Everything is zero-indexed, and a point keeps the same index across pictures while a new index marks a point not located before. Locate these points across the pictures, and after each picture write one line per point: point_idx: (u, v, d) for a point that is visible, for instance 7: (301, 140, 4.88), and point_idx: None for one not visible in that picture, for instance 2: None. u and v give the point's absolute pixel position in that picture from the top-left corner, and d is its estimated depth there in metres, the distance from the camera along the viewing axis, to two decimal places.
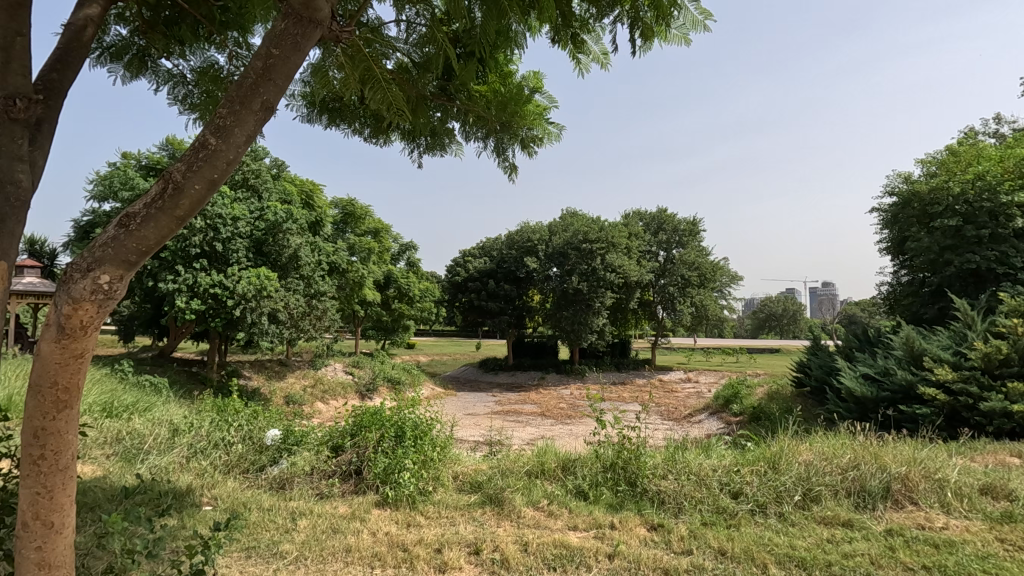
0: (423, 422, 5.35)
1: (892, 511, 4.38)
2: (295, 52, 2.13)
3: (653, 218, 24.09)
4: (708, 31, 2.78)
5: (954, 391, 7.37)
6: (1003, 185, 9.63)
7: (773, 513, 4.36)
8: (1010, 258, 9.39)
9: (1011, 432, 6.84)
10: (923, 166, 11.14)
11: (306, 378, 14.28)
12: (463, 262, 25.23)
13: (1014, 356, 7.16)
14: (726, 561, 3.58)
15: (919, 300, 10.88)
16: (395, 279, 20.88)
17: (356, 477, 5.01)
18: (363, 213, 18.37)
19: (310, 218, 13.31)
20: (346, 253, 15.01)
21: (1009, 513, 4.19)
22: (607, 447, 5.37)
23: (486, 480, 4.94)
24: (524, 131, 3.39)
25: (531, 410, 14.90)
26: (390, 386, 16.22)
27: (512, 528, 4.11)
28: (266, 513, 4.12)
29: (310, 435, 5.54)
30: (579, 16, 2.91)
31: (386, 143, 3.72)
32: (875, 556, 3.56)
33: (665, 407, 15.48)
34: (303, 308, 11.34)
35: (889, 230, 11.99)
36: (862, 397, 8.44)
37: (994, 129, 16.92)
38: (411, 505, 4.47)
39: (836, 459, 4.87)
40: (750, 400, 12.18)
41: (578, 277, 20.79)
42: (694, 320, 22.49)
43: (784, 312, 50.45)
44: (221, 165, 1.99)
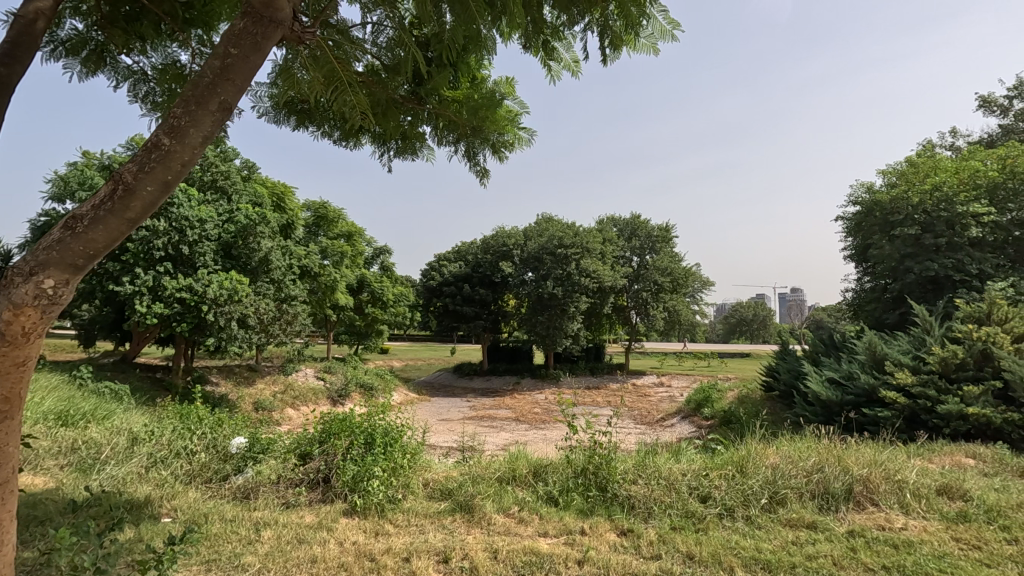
0: (394, 429, 5.31)
1: (854, 512, 4.48)
2: (255, 52, 2.09)
3: (626, 224, 24.45)
4: (677, 40, 2.83)
5: (914, 394, 7.62)
6: (959, 195, 10.01)
7: (740, 517, 4.42)
8: (966, 265, 9.74)
9: (966, 435, 7.08)
10: (885, 176, 11.50)
11: (277, 384, 13.99)
12: (438, 266, 25.05)
13: (970, 361, 7.45)
14: (694, 565, 3.60)
15: (880, 306, 11.18)
16: (368, 283, 20.62)
17: (323, 485, 4.90)
18: (336, 216, 18.18)
19: (281, 220, 13.09)
20: (318, 257, 14.74)
21: (964, 513, 4.34)
22: (579, 452, 5.39)
23: (456, 487, 4.88)
24: (495, 137, 3.38)
25: (505, 415, 14.87)
26: (362, 392, 15.99)
27: (482, 535, 4.07)
28: (228, 524, 3.99)
29: (276, 442, 5.43)
30: (550, 23, 2.89)
31: (355, 146, 3.66)
32: (837, 557, 3.64)
33: (638, 411, 15.61)
34: (273, 313, 11.11)
35: (854, 238, 12.35)
36: (827, 400, 8.62)
37: (951, 140, 17.64)
38: (381, 514, 4.40)
39: (801, 462, 4.97)
40: (721, 404, 12.36)
41: (553, 282, 20.82)
42: (668, 325, 22.73)
43: (754, 317, 51.47)
44: (176, 167, 1.94)
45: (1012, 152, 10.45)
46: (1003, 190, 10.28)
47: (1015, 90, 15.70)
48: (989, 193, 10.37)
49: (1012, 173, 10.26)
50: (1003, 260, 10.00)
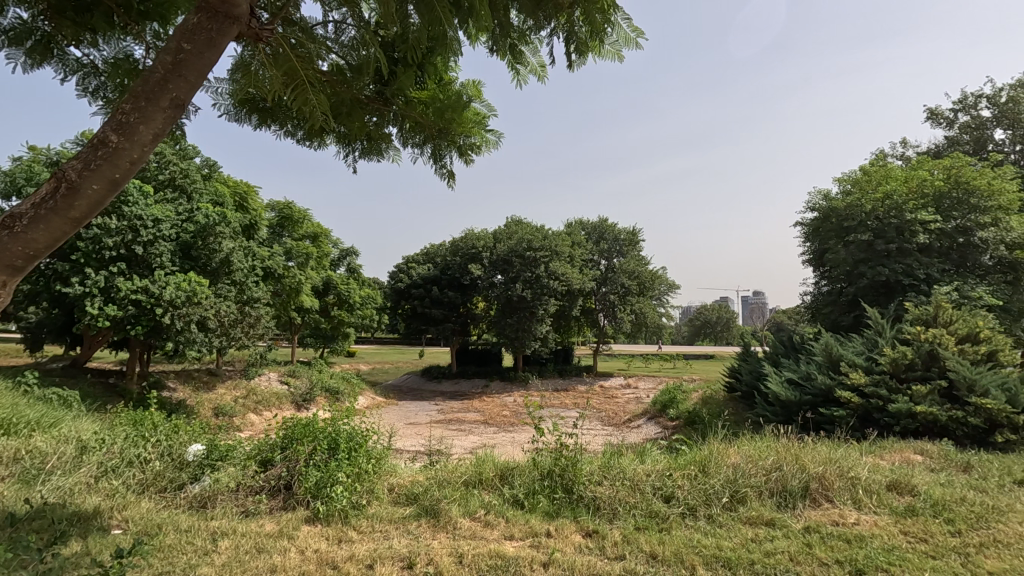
0: (359, 434, 5.24)
1: (810, 509, 4.62)
2: (209, 49, 2.04)
3: (594, 227, 24.76)
4: (641, 48, 2.88)
5: (867, 394, 7.93)
6: (908, 204, 10.49)
7: (702, 516, 4.50)
8: (915, 270, 10.18)
9: (915, 433, 7.40)
10: (840, 184, 11.93)
11: (238, 388, 13.58)
12: (407, 268, 24.79)
13: (918, 361, 7.81)
14: (657, 564, 3.66)
15: (836, 309, 11.59)
16: (335, 286, 20.27)
17: (285, 492, 4.78)
18: (302, 217, 17.82)
19: (244, 220, 12.76)
20: (282, 258, 14.40)
21: (912, 508, 4.53)
22: (545, 454, 5.42)
23: (422, 491, 4.83)
24: (462, 139, 3.37)
25: (474, 418, 14.81)
26: (328, 396, 15.70)
27: (447, 540, 4.04)
28: (183, 535, 3.86)
29: (236, 449, 5.27)
30: (517, 28, 2.90)
31: (320, 146, 3.60)
32: (794, 553, 3.75)
33: (606, 412, 15.77)
34: (234, 316, 10.82)
35: (811, 242, 12.80)
36: (786, 401, 8.86)
37: (902, 150, 18.41)
38: (344, 520, 4.31)
39: (760, 461, 5.10)
40: (685, 405, 12.61)
41: (522, 285, 20.86)
42: (634, 328, 23.03)
43: (718, 319, 52.84)
44: (124, 165, 1.87)
45: (956, 163, 10.98)
46: (949, 199, 10.81)
47: (960, 104, 16.52)
48: (935, 202, 10.89)
49: (956, 183, 10.79)
50: (948, 265, 10.48)
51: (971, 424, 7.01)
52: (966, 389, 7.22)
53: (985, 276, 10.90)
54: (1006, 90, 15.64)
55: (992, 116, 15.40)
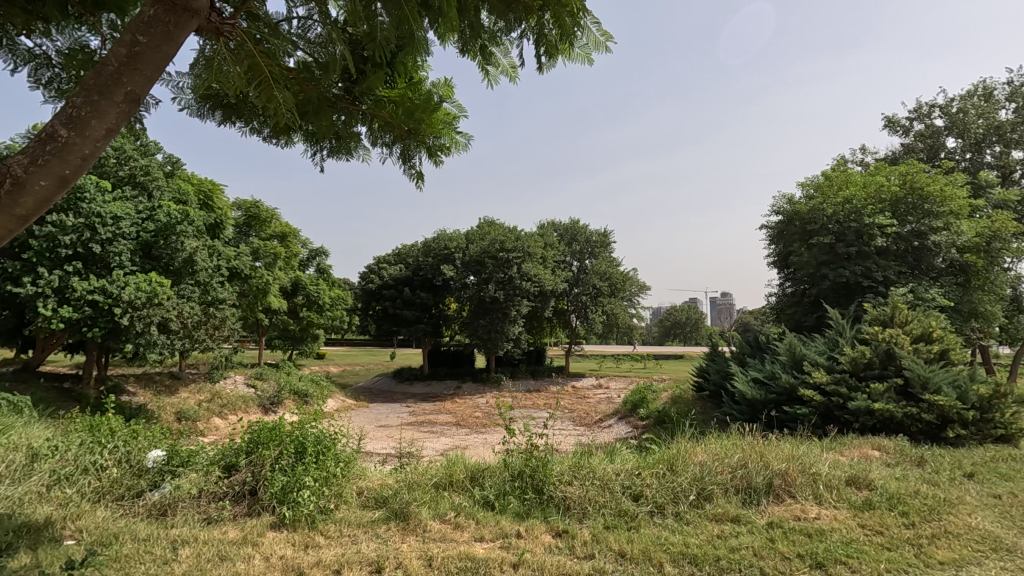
0: (327, 437, 5.15)
1: (773, 505, 4.75)
2: (167, 42, 1.98)
3: (566, 229, 24.92)
4: (610, 52, 2.91)
5: (828, 392, 8.17)
6: (867, 208, 10.87)
7: (670, 514, 4.57)
8: (873, 272, 10.54)
9: (873, 429, 7.68)
10: (803, 189, 12.28)
11: (202, 392, 13.19)
12: (378, 269, 24.49)
13: (876, 360, 8.10)
14: (625, 562, 3.71)
15: (800, 310, 11.93)
16: (303, 286, 19.91)
17: (250, 498, 4.66)
18: (269, 216, 17.42)
19: (208, 219, 12.41)
20: (249, 258, 14.05)
21: (869, 501, 4.70)
22: (516, 455, 5.42)
23: (391, 494, 4.77)
24: (431, 139, 3.36)
25: (446, 420, 14.73)
26: (296, 399, 15.40)
27: (416, 542, 4.00)
28: (141, 544, 3.73)
29: (198, 454, 5.11)
30: (488, 29, 2.89)
31: (287, 144, 3.53)
32: (758, 548, 3.84)
33: (577, 413, 15.86)
34: (198, 317, 10.53)
35: (776, 245, 13.14)
36: (752, 399, 9.05)
37: (861, 157, 19.06)
38: (311, 525, 4.24)
39: (726, 459, 5.20)
40: (655, 405, 12.79)
41: (495, 286, 20.84)
42: (606, 328, 23.26)
43: (688, 320, 53.85)
44: (75, 160, 1.80)
45: (911, 169, 11.43)
46: (904, 205, 11.24)
47: (915, 113, 17.20)
48: (892, 207, 11.31)
49: (912, 189, 11.22)
50: (904, 267, 10.88)
51: (924, 420, 7.33)
52: (919, 386, 7.54)
53: (938, 278, 11.37)
54: (957, 100, 16.35)
55: (944, 125, 16.08)
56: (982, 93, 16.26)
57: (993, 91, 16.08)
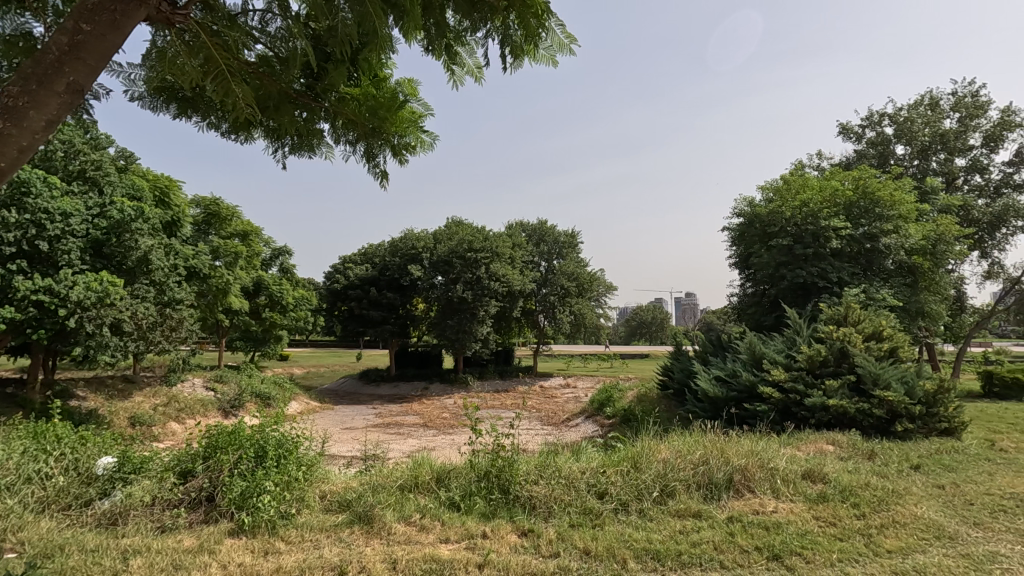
0: (289, 440, 5.03)
1: (733, 499, 4.87)
2: (113, 31, 1.90)
3: (534, 229, 25.02)
4: (574, 55, 2.92)
5: (786, 389, 8.43)
6: (823, 212, 11.27)
7: (634, 511, 4.64)
8: (828, 273, 10.93)
9: (828, 424, 7.96)
10: (763, 192, 12.64)
11: (158, 395, 12.71)
12: (343, 268, 24.08)
13: (830, 358, 8.40)
14: (590, 559, 3.74)
15: (760, 309, 12.28)
16: (266, 286, 19.43)
17: (207, 504, 4.51)
18: (230, 214, 16.90)
19: (165, 217, 11.98)
20: (208, 257, 13.61)
21: (824, 494, 4.87)
22: (483, 456, 5.41)
23: (355, 497, 4.70)
24: (396, 138, 3.32)
25: (413, 422, 14.59)
26: (258, 402, 15.01)
27: (381, 546, 3.95)
28: (89, 555, 3.56)
29: (152, 460, 4.91)
30: (453, 29, 2.86)
31: (247, 140, 3.43)
32: (718, 543, 3.93)
33: (545, 412, 15.94)
34: (153, 318, 10.15)
35: (738, 246, 13.50)
36: (714, 397, 9.27)
37: (817, 162, 19.72)
38: (271, 531, 4.14)
39: (688, 456, 5.30)
40: (621, 403, 12.97)
41: (463, 286, 20.75)
42: (573, 328, 23.45)
43: (653, 320, 54.87)
44: (12, 152, 1.70)
45: (864, 174, 11.91)
46: (857, 208, 11.70)
47: (867, 121, 17.90)
48: (846, 210, 11.76)
49: (864, 193, 11.70)
50: (857, 269, 11.33)
51: (875, 415, 7.66)
52: (870, 382, 7.88)
53: (888, 279, 11.88)
54: (906, 109, 17.11)
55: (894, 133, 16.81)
56: (929, 102, 17.06)
57: (939, 100, 16.88)
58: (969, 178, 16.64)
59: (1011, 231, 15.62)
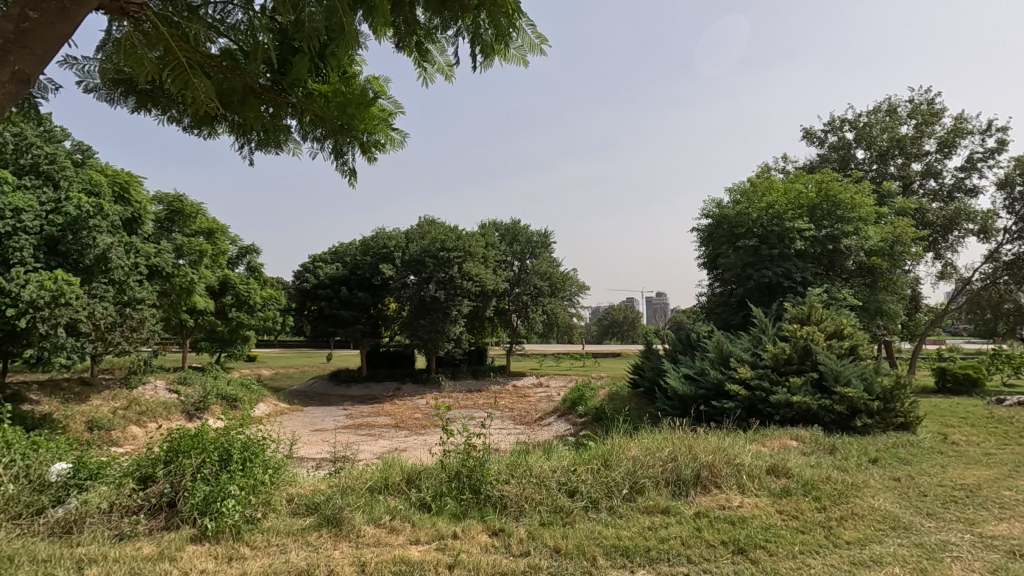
0: (255, 443, 4.92)
1: (700, 495, 4.97)
2: (62, 20, 1.82)
3: (507, 229, 25.04)
4: (545, 55, 2.93)
5: (752, 386, 8.63)
6: (787, 213, 11.59)
7: (604, 508, 4.69)
8: (793, 273, 11.24)
9: (791, 421, 8.18)
10: (731, 194, 12.90)
11: (118, 399, 12.25)
12: (313, 268, 23.67)
13: (794, 355, 8.63)
14: (561, 557, 3.76)
15: (727, 309, 12.55)
16: (233, 286, 18.95)
17: (167, 511, 4.35)
18: (194, 211, 16.42)
19: (125, 213, 11.57)
20: (171, 255, 13.20)
21: (787, 488, 5.01)
22: (454, 456, 5.39)
23: (324, 500, 4.62)
24: (366, 136, 3.28)
25: (385, 423, 14.43)
26: (224, 404, 14.63)
27: (349, 549, 3.90)
28: (41, 565, 3.42)
29: (110, 466, 4.73)
30: (423, 26, 2.82)
31: (211, 135, 3.33)
32: (685, 538, 4.00)
33: (517, 412, 15.97)
34: (112, 318, 9.79)
35: (706, 247, 13.76)
36: (683, 394, 9.43)
37: (783, 165, 20.22)
38: (236, 536, 4.04)
39: (657, 453, 5.39)
40: (593, 402, 13.07)
41: (436, 285, 20.62)
42: (546, 328, 23.56)
43: (625, 319, 55.57)
44: None
45: (826, 177, 12.27)
46: (820, 210, 12.05)
47: (830, 126, 18.44)
48: (809, 212, 12.11)
49: (827, 196, 12.06)
50: (819, 269, 11.67)
51: (836, 411, 7.92)
52: (832, 379, 8.14)
53: (849, 279, 12.28)
54: (865, 115, 17.70)
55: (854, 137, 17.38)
56: (887, 108, 17.69)
57: (897, 107, 17.51)
58: (924, 183, 17.33)
59: (963, 234, 16.33)
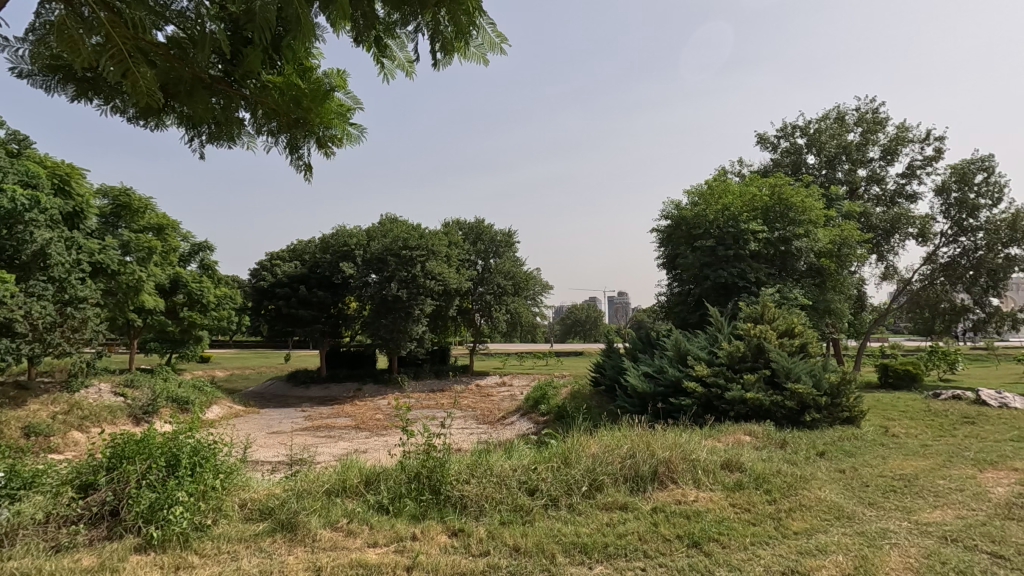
0: (205, 447, 4.73)
1: (657, 491, 5.06)
2: None
3: (471, 228, 24.96)
4: (504, 54, 2.90)
5: (709, 384, 8.86)
6: (742, 216, 11.95)
7: (563, 505, 4.73)
8: (747, 274, 11.60)
9: (745, 417, 8.44)
10: (689, 196, 13.23)
11: (57, 403, 11.59)
12: (271, 266, 23.02)
13: (748, 354, 8.92)
14: (520, 556, 3.77)
15: (685, 308, 12.85)
16: (184, 284, 18.21)
17: (110, 520, 4.15)
18: (142, 206, 15.74)
19: (65, 207, 10.97)
20: (117, 252, 12.60)
21: (740, 482, 5.17)
22: (413, 457, 5.33)
23: (278, 504, 4.49)
24: (321, 130, 3.20)
25: (344, 424, 14.16)
26: (174, 407, 14.06)
27: (305, 553, 3.81)
28: None
29: (47, 474, 4.44)
30: (382, 20, 2.73)
31: (157, 127, 3.15)
32: (642, 533, 4.07)
33: (480, 411, 15.94)
34: (51, 318, 9.29)
35: (665, 247, 14.06)
36: (642, 392, 9.60)
37: (738, 169, 20.82)
38: (184, 545, 3.90)
39: (616, 450, 5.47)
40: (555, 401, 13.18)
41: (398, 284, 20.34)
42: (510, 327, 23.60)
43: (587, 318, 56.37)
44: None
45: (779, 182, 12.71)
46: (774, 212, 12.46)
47: (782, 132, 19.08)
48: (763, 215, 12.51)
49: (779, 199, 12.50)
50: (772, 270, 12.08)
51: (787, 406, 8.23)
52: (783, 375, 8.46)
53: (800, 280, 12.75)
54: (815, 122, 18.44)
55: (805, 143, 18.08)
56: (835, 116, 18.47)
57: (845, 115, 18.26)
58: (869, 188, 18.16)
59: (904, 237, 17.20)
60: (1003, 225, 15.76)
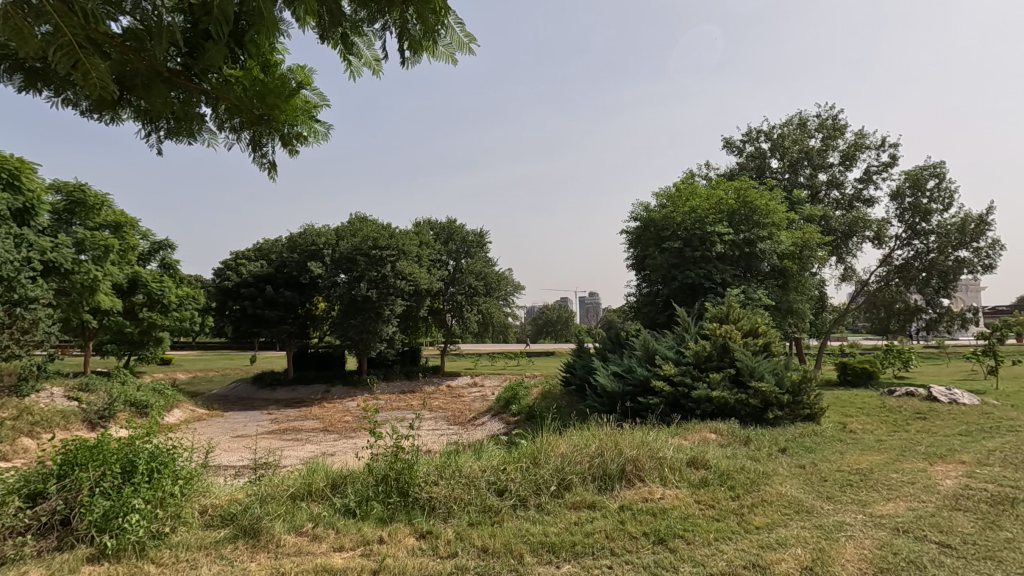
0: (164, 452, 4.56)
1: (625, 489, 5.13)
2: None
3: (442, 228, 24.84)
4: (471, 52, 2.90)
5: (676, 383, 9.02)
6: (709, 218, 12.19)
7: (532, 505, 4.75)
8: (713, 275, 11.85)
9: (710, 415, 8.61)
10: (658, 198, 13.45)
11: (4, 407, 11.04)
12: (236, 266, 22.44)
13: (713, 353, 9.11)
14: (488, 556, 3.77)
15: (653, 309, 13.05)
16: (144, 284, 17.58)
17: (60, 530, 3.97)
18: (98, 202, 15.16)
19: (14, 203, 10.48)
20: (71, 250, 12.09)
21: (705, 479, 5.27)
22: (380, 459, 5.26)
23: (241, 510, 4.38)
24: (286, 127, 3.14)
25: (312, 427, 13.91)
26: (132, 411, 13.56)
27: (268, 560, 3.72)
28: None
29: None
30: (348, 18, 2.67)
31: (112, 120, 3.02)
32: (609, 531, 4.12)
33: (451, 412, 15.86)
34: None
35: (634, 248, 14.25)
36: (611, 391, 9.71)
37: (705, 172, 21.24)
38: (139, 554, 3.78)
39: (585, 449, 5.52)
40: (525, 401, 13.21)
41: (368, 284, 20.04)
42: (481, 327, 23.55)
43: (558, 319, 56.82)
44: None
45: (743, 185, 13.03)
46: (739, 215, 12.75)
47: (748, 136, 19.57)
48: (729, 217, 12.78)
49: (744, 202, 12.80)
50: (737, 271, 12.35)
51: (751, 404, 8.43)
52: (747, 374, 8.68)
53: (764, 281, 13.08)
54: (778, 127, 18.97)
55: (769, 148, 18.59)
56: (797, 122, 19.03)
57: (806, 121, 18.84)
58: (829, 192, 18.77)
59: (862, 239, 17.81)
60: (953, 229, 16.39)
